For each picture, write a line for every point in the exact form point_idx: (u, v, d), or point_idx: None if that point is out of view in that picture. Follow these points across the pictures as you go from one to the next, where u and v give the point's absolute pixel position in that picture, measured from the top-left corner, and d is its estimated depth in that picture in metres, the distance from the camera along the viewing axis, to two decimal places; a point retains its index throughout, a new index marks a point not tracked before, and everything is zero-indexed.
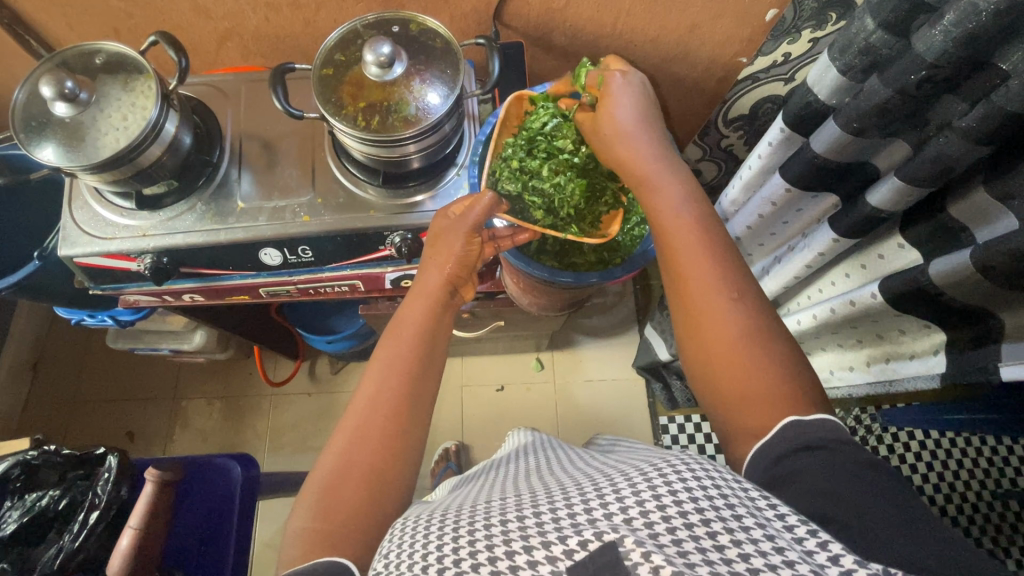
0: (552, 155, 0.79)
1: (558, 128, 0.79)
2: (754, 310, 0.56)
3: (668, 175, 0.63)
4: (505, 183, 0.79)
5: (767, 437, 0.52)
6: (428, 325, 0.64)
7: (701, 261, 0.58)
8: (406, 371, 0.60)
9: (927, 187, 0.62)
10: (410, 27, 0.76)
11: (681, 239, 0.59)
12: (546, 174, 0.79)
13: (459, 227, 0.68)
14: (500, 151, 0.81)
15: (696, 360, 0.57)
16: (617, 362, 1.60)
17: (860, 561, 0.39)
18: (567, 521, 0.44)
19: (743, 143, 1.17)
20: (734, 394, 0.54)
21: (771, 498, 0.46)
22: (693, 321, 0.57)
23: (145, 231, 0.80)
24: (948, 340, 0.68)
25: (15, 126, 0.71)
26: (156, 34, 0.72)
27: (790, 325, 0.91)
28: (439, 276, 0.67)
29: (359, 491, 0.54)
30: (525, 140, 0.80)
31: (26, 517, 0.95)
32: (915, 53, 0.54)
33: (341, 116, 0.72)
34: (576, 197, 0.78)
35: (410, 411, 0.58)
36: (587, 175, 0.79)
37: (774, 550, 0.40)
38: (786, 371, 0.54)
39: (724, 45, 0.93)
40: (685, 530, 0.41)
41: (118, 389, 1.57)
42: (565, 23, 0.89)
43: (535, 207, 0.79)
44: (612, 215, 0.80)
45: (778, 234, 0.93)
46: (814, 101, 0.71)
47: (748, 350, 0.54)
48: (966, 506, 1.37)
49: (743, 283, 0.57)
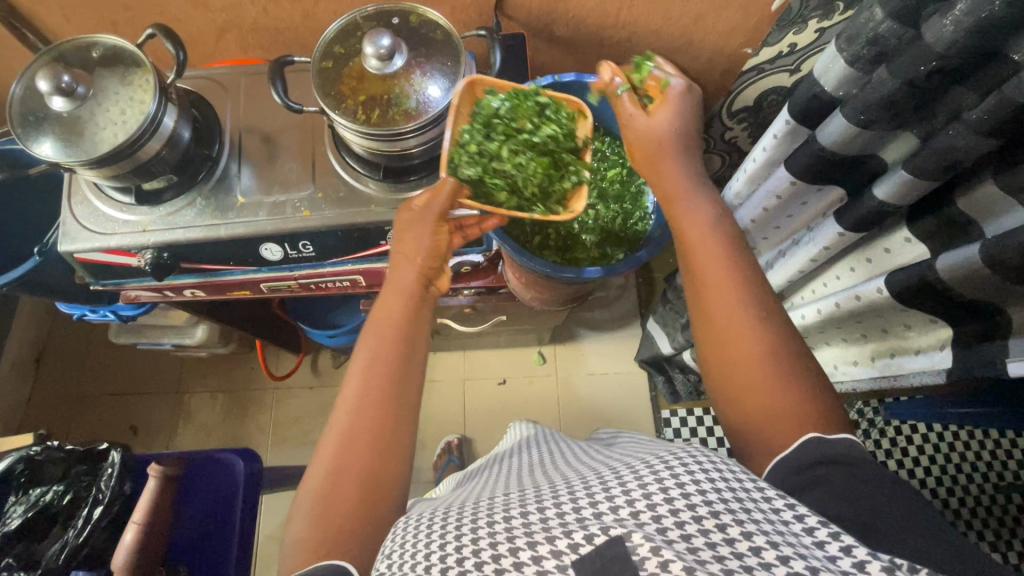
0: (510, 135, 0.70)
1: (515, 108, 0.70)
2: (779, 329, 0.55)
3: (698, 191, 0.62)
4: (462, 167, 0.68)
5: (786, 450, 0.51)
6: (405, 323, 0.61)
7: (728, 273, 0.57)
8: (389, 371, 0.59)
9: (934, 181, 0.61)
10: (410, 19, 0.75)
11: (706, 255, 0.58)
12: (505, 156, 0.69)
13: (426, 216, 0.66)
14: (454, 138, 0.69)
15: (716, 374, 0.57)
16: (620, 355, 1.60)
17: (876, 555, 0.39)
18: (573, 517, 0.44)
19: (747, 134, 1.16)
20: (756, 412, 0.53)
21: (790, 499, 0.44)
22: (718, 336, 0.56)
23: (145, 226, 0.80)
24: (954, 335, 0.67)
25: (13, 121, 0.70)
26: (153, 27, 0.71)
27: (794, 319, 0.90)
28: (411, 269, 0.64)
29: (354, 492, 0.54)
30: (481, 124, 0.70)
31: (30, 512, 0.95)
32: (925, 43, 0.53)
33: (341, 110, 0.71)
34: (541, 175, 0.69)
35: (397, 412, 0.58)
36: (551, 153, 0.71)
37: (785, 544, 0.40)
38: (803, 380, 0.53)
39: (729, 35, 0.91)
40: (694, 525, 0.41)
41: (122, 383, 1.57)
42: (567, 13, 0.88)
43: (498, 190, 0.69)
44: (578, 190, 0.70)
45: (783, 227, 0.92)
46: (821, 93, 0.70)
47: (774, 367, 0.53)
48: (968, 499, 1.37)
49: (769, 302, 0.56)
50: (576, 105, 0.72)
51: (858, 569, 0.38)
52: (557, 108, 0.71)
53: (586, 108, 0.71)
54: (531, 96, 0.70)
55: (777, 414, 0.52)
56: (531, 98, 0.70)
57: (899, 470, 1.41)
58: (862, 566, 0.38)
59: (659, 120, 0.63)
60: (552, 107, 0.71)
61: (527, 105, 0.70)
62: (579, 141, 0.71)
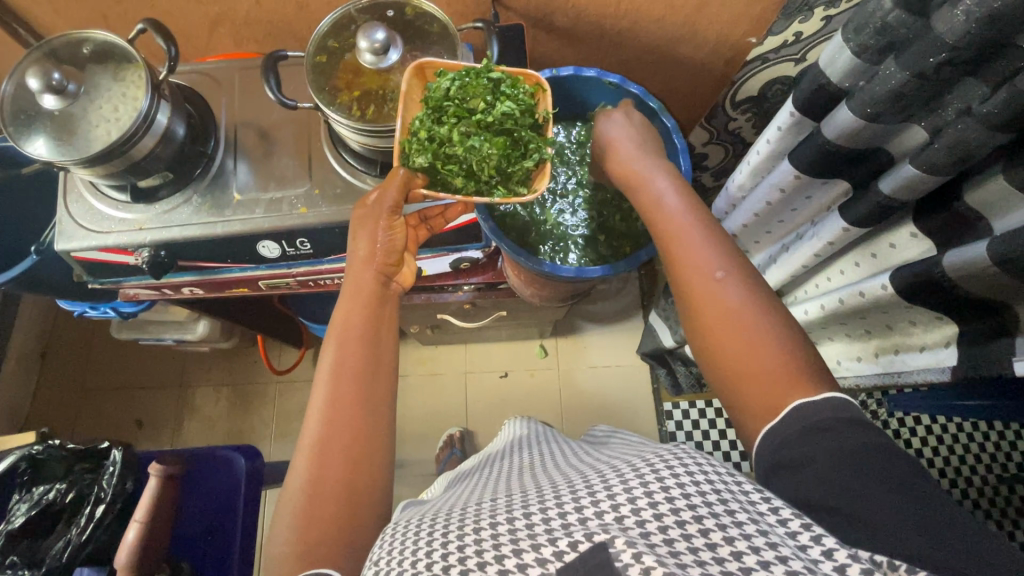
0: (461, 116, 0.64)
1: (466, 88, 0.65)
2: (746, 283, 0.57)
3: (657, 171, 0.66)
4: (413, 156, 0.65)
5: (775, 418, 0.52)
6: (369, 326, 0.63)
7: (690, 239, 0.60)
8: (354, 374, 0.61)
9: (943, 175, 0.59)
10: (405, 11, 0.73)
11: (672, 228, 0.61)
12: (457, 139, 0.64)
13: (380, 213, 0.66)
14: (406, 126, 0.66)
15: (708, 355, 0.57)
16: (622, 347, 1.60)
17: (853, 556, 0.40)
18: (558, 522, 0.45)
19: (751, 125, 1.14)
20: (739, 377, 0.55)
21: (766, 493, 0.46)
22: (698, 310, 0.58)
23: (142, 224, 0.79)
24: (959, 332, 0.66)
25: (4, 119, 0.69)
26: (143, 22, 0.69)
27: (797, 314, 0.89)
28: (370, 270, 0.66)
29: (336, 501, 0.56)
30: (432, 108, 0.65)
31: (33, 511, 0.96)
32: (935, 35, 0.51)
33: (335, 106, 0.70)
34: (495, 156, 0.64)
35: (366, 417, 0.60)
36: (507, 131, 0.65)
37: (767, 546, 0.41)
38: (775, 332, 0.54)
39: (733, 24, 0.89)
40: (677, 529, 0.42)
41: (126, 377, 1.58)
42: (566, 3, 0.86)
43: (453, 176, 0.66)
44: (541, 169, 0.67)
45: (787, 221, 0.91)
46: (826, 84, 0.68)
47: (746, 322, 0.55)
48: (970, 490, 1.37)
49: (734, 259, 0.58)
50: (532, 78, 0.67)
51: (836, 571, 0.40)
52: (513, 83, 0.66)
53: (545, 81, 0.67)
54: (484, 73, 0.65)
55: (760, 369, 0.54)
56: (483, 75, 0.66)
57: None
58: (840, 569, 0.39)
59: (608, 131, 0.72)
60: (507, 82, 0.66)
61: (479, 83, 0.65)
62: (538, 117, 0.67)
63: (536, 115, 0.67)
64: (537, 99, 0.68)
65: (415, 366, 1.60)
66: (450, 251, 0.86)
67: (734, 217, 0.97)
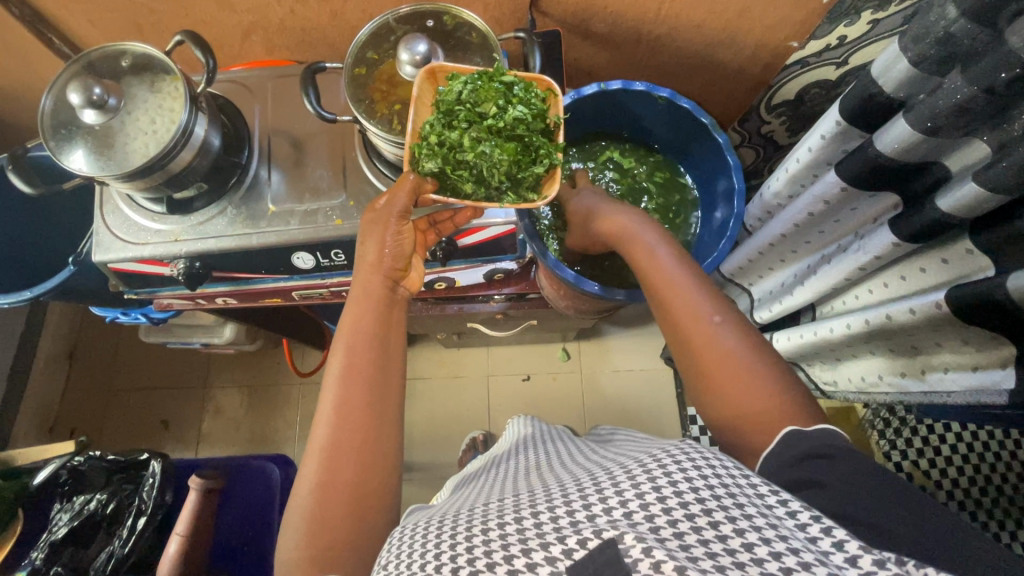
0: (472, 121, 0.62)
1: (478, 93, 0.62)
2: (734, 326, 0.60)
3: (644, 226, 0.70)
4: (424, 161, 0.63)
5: (772, 449, 0.55)
6: (374, 338, 0.62)
7: (686, 288, 0.63)
8: (365, 384, 0.60)
9: (1007, 195, 0.56)
10: (444, 20, 0.72)
11: (663, 276, 0.65)
12: (468, 144, 0.62)
13: (389, 217, 0.64)
14: (417, 131, 0.64)
15: (713, 413, 0.60)
16: (645, 352, 1.58)
17: (865, 547, 0.39)
18: (567, 520, 0.44)
19: (784, 129, 1.10)
20: (745, 422, 0.57)
21: (779, 490, 0.45)
22: (699, 359, 0.60)
23: (177, 235, 0.79)
24: (1017, 354, 0.64)
25: (45, 133, 0.69)
26: (181, 34, 0.68)
27: (837, 327, 0.86)
28: (379, 276, 0.65)
29: (344, 504, 0.56)
30: (443, 113, 0.63)
31: (75, 521, 1.00)
32: (1009, 48, 0.49)
33: (374, 119, 0.69)
34: (507, 163, 0.62)
35: (377, 431, 0.59)
36: (517, 137, 0.63)
37: (778, 538, 0.40)
38: (774, 375, 0.58)
39: (775, 29, 0.86)
40: (686, 522, 0.41)
41: (152, 379, 1.60)
42: (605, 9, 0.83)
43: (463, 182, 0.64)
44: (552, 174, 0.64)
45: (827, 232, 0.89)
46: (879, 93, 0.66)
47: (743, 365, 0.58)
48: (1000, 499, 1.31)
49: (722, 302, 0.62)
50: (544, 83, 0.65)
51: (849, 563, 0.38)
52: (525, 87, 0.63)
53: (557, 86, 0.65)
54: (496, 77, 0.63)
55: (761, 414, 0.56)
56: (496, 78, 0.63)
57: (929, 469, 1.38)
58: (853, 561, 0.38)
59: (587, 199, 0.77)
60: (519, 86, 0.63)
61: (491, 87, 0.63)
62: (549, 122, 0.64)
63: (547, 120, 0.64)
64: (549, 104, 0.66)
65: (438, 368, 1.61)
66: (484, 262, 0.85)
67: (771, 226, 0.95)
